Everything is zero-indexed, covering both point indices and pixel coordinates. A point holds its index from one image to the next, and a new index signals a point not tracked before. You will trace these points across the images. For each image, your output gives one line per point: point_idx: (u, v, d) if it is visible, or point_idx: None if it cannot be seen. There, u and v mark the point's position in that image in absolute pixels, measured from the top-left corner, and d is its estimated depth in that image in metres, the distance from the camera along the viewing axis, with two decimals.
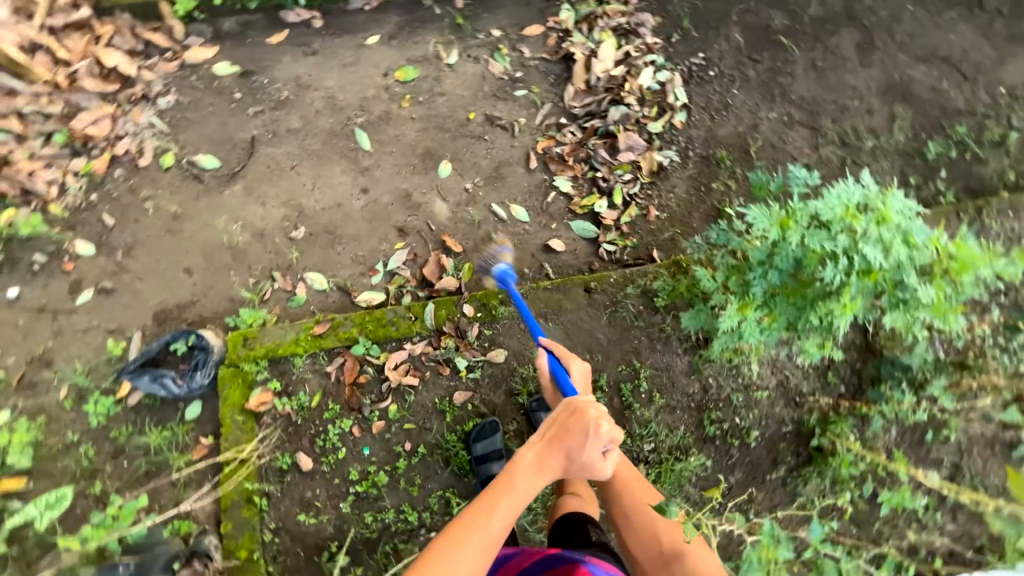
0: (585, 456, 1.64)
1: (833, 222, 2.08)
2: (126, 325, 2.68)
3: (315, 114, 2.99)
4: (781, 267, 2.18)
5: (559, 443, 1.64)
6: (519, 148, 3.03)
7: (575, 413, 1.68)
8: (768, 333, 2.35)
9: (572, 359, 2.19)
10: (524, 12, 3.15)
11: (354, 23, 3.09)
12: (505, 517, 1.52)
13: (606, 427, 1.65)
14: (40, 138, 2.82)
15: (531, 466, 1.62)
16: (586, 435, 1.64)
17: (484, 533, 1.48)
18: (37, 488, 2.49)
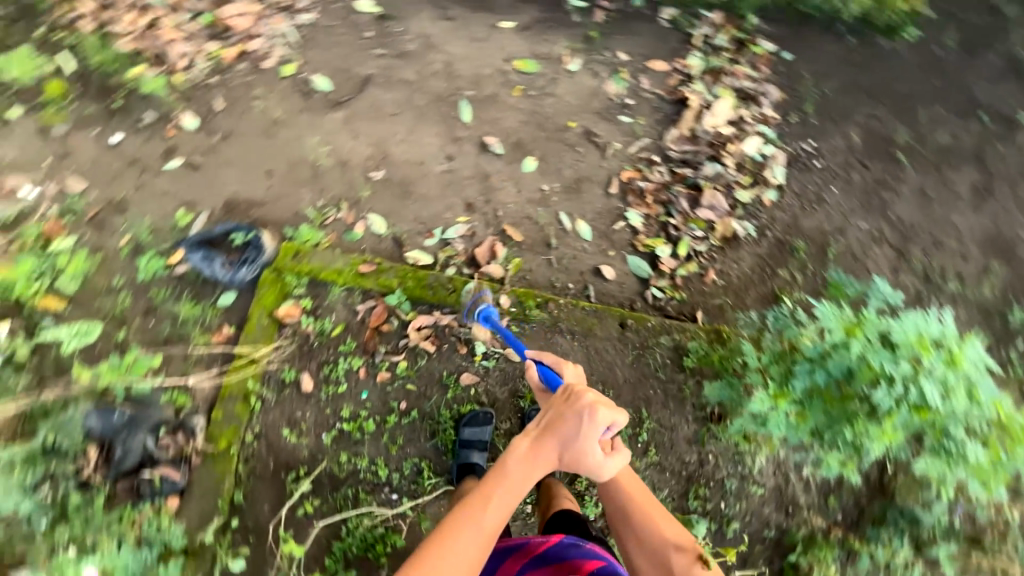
0: (582, 445, 1.53)
1: (901, 346, 2.39)
2: (198, 202, 2.84)
3: (431, 74, 3.11)
4: (831, 370, 2.44)
5: (555, 433, 1.56)
6: (605, 170, 3.06)
7: (572, 401, 1.59)
8: (792, 432, 2.50)
9: (562, 366, 1.90)
10: (655, 46, 3.19)
11: (495, 4, 3.21)
12: (499, 511, 1.50)
13: (604, 415, 1.53)
14: (189, 15, 3.06)
15: (525, 457, 1.56)
16: (582, 423, 1.54)
17: (479, 526, 1.47)
18: (71, 315, 2.62)
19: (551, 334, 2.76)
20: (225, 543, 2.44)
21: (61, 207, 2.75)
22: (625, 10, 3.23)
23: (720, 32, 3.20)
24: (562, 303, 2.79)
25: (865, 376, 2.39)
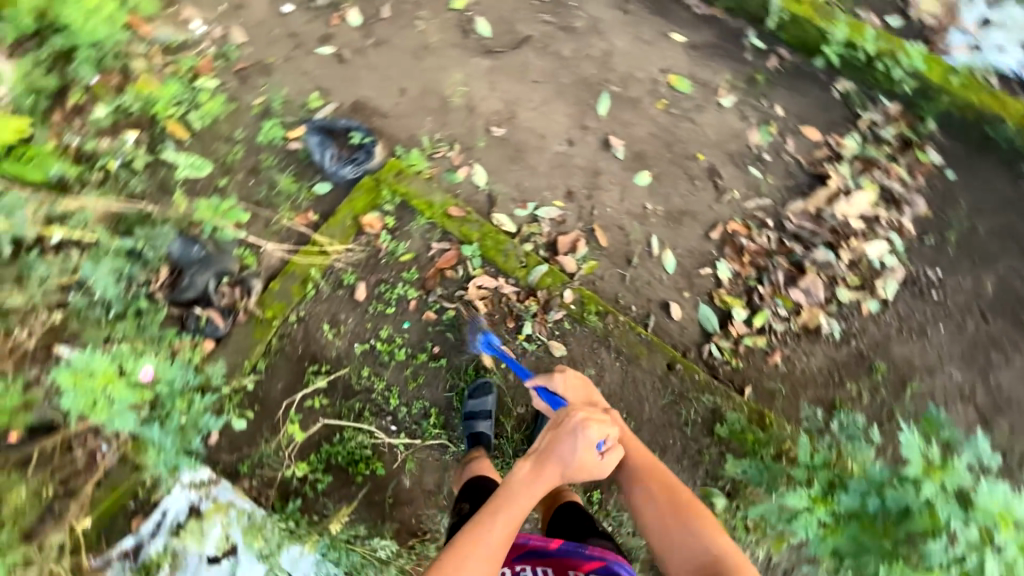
0: (578, 458, 1.74)
1: (978, 510, 2.26)
2: (330, 91, 2.93)
3: (585, 57, 3.08)
4: (887, 499, 2.37)
5: (554, 451, 1.75)
6: (713, 214, 2.95)
7: (563, 423, 1.81)
8: (818, 541, 2.43)
9: (552, 378, 2.16)
10: (816, 114, 3.01)
11: (676, 13, 3.07)
12: (507, 523, 1.61)
13: (593, 429, 1.76)
14: None
15: (526, 477, 1.73)
16: (576, 440, 1.75)
17: (491, 536, 1.58)
18: (189, 147, 2.79)
19: (597, 345, 2.72)
20: (233, 400, 2.56)
21: (217, 51, 2.90)
22: (801, 67, 3.02)
23: (890, 124, 2.96)
24: (620, 320, 2.73)
25: (921, 523, 2.29)
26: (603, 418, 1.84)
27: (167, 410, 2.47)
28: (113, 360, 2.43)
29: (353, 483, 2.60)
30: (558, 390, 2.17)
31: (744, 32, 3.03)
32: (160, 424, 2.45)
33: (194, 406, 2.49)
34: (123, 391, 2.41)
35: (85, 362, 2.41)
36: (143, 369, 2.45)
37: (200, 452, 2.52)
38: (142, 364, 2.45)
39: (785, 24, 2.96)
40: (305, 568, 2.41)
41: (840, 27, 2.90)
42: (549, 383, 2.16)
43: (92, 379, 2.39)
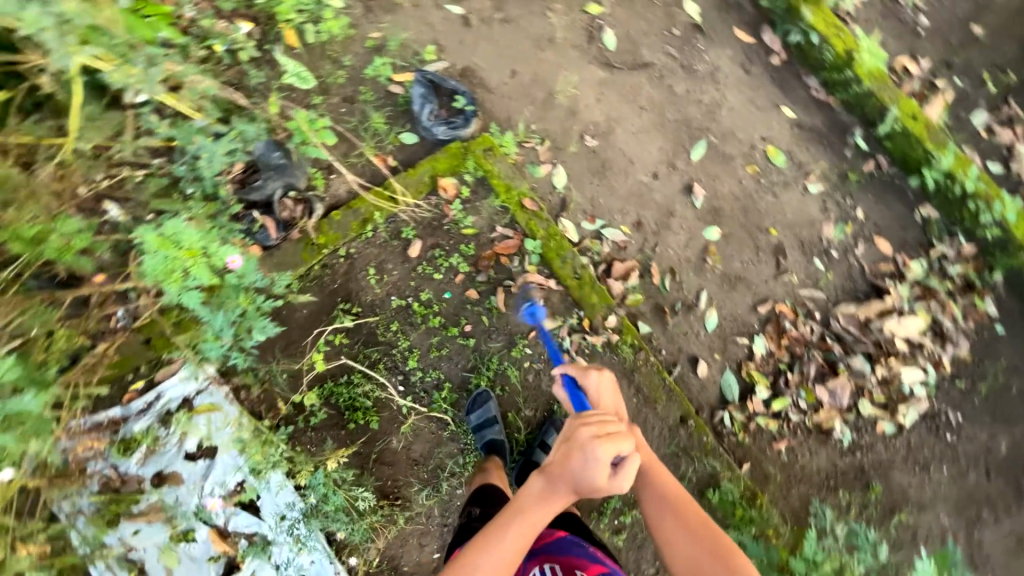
0: (590, 477, 1.65)
1: None
2: (445, 50, 2.91)
3: (696, 101, 3.07)
4: None
5: (565, 467, 1.67)
6: (767, 290, 2.97)
7: (573, 438, 1.68)
8: None
9: (587, 376, 2.00)
10: (892, 230, 3.04)
11: (795, 88, 3.09)
12: (524, 531, 1.69)
13: (604, 449, 1.62)
14: None
15: (540, 492, 1.72)
16: (586, 460, 1.63)
17: (506, 547, 1.66)
18: (293, 56, 2.75)
19: (620, 375, 2.72)
20: (263, 313, 2.48)
21: None
22: (895, 180, 3.05)
23: (959, 262, 2.99)
24: (650, 360, 2.74)
25: None
26: (617, 433, 1.68)
27: (224, 302, 2.41)
28: (203, 238, 2.37)
29: (337, 429, 2.53)
30: (589, 387, 2.01)
31: (851, 129, 3.07)
32: (224, 314, 2.40)
33: (257, 308, 2.46)
34: (202, 271, 2.34)
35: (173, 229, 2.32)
36: (234, 255, 2.42)
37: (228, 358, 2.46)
38: (232, 253, 2.42)
39: (896, 135, 2.96)
40: (287, 496, 2.41)
41: (947, 156, 2.90)
42: (582, 378, 2.01)
43: (177, 249, 2.32)
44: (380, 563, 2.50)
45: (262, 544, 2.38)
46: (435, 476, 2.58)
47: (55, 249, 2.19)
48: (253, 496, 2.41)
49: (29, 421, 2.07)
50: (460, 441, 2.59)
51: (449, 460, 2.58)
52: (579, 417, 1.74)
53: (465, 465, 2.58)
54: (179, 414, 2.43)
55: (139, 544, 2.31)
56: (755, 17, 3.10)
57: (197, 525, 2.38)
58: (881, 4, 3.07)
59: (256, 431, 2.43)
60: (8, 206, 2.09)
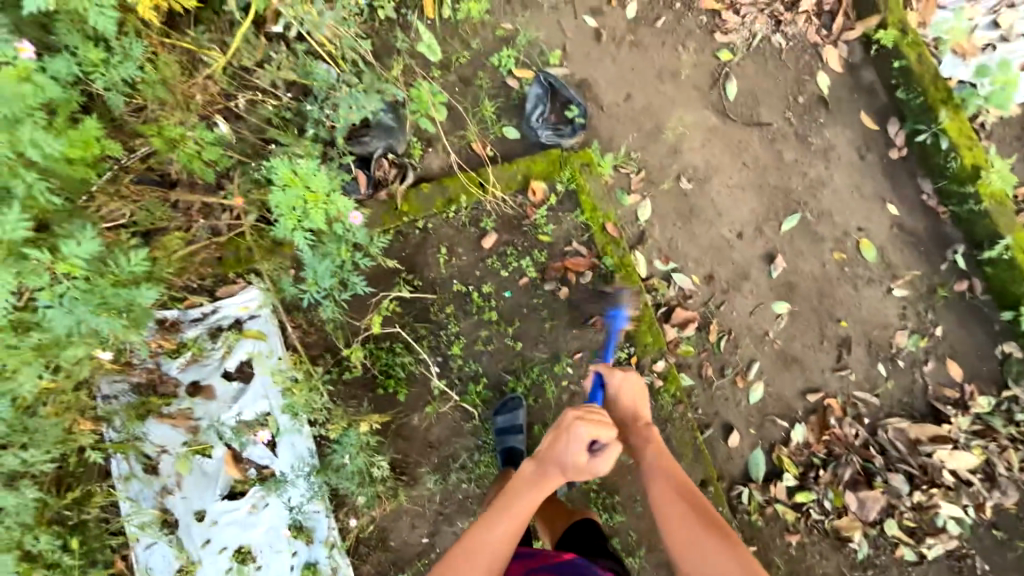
0: (575, 457, 1.75)
1: None
2: (568, 59, 2.92)
3: (801, 173, 2.98)
4: None
5: (554, 450, 1.79)
6: (821, 381, 2.86)
7: (561, 423, 1.82)
8: None
9: (613, 374, 2.13)
10: (967, 357, 2.90)
11: (906, 188, 2.98)
12: (518, 513, 1.70)
13: (587, 426, 1.76)
14: None
15: (531, 475, 1.78)
16: (572, 439, 1.76)
17: (502, 529, 1.67)
18: (424, 25, 2.77)
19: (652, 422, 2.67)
20: (343, 263, 2.45)
21: None
22: (983, 307, 2.92)
23: None
24: (686, 417, 2.68)
25: None
26: (601, 417, 1.82)
27: (327, 250, 2.40)
28: (330, 187, 2.32)
29: (367, 390, 2.56)
30: (613, 385, 2.14)
31: (952, 244, 2.94)
32: (328, 262, 2.40)
33: (351, 265, 2.47)
34: (320, 218, 2.29)
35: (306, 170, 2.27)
36: (355, 212, 2.40)
37: (282, 295, 2.48)
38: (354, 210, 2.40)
39: (1000, 263, 2.82)
40: (301, 451, 2.45)
41: None
42: (608, 376, 2.15)
43: (303, 189, 2.25)
44: (370, 531, 2.52)
45: (271, 478, 2.44)
46: (446, 463, 2.58)
47: (187, 155, 2.23)
48: (275, 429, 2.47)
49: (134, 313, 2.02)
50: (478, 437, 2.59)
51: (464, 454, 2.58)
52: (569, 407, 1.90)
53: (478, 464, 2.58)
54: (228, 334, 2.48)
55: (161, 443, 2.37)
56: (886, 106, 3.00)
57: (215, 442, 2.43)
58: (1020, 127, 2.94)
59: (297, 368, 2.45)
60: (162, 106, 2.17)
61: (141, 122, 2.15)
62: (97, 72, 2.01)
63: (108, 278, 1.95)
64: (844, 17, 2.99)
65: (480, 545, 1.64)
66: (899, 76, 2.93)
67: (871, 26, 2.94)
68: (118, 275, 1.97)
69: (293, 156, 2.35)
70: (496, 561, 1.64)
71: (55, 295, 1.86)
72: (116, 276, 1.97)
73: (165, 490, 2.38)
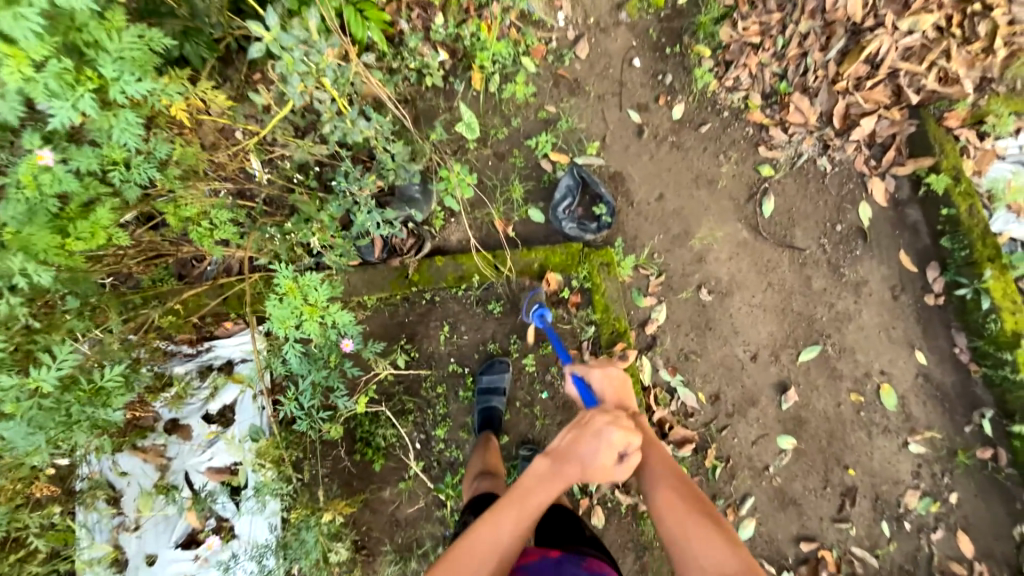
0: (599, 461, 1.55)
1: None
2: (607, 152, 2.90)
3: (828, 304, 2.86)
4: None
5: (574, 451, 1.57)
6: (816, 530, 2.70)
7: (589, 423, 1.61)
8: None
9: (590, 372, 1.87)
10: (980, 532, 2.71)
11: (937, 339, 2.83)
12: (520, 522, 1.50)
13: (617, 433, 1.55)
14: (788, 57, 2.89)
15: (542, 474, 1.58)
16: (599, 443, 1.55)
17: (507, 537, 1.49)
18: (469, 104, 2.84)
19: (630, 547, 2.56)
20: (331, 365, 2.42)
21: (557, 48, 2.93)
22: (1007, 482, 2.72)
23: None
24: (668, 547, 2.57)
25: None
26: (630, 425, 1.61)
27: (317, 358, 2.38)
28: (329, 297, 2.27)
29: (346, 460, 2.50)
30: (595, 384, 1.88)
31: (980, 406, 2.77)
32: (313, 372, 2.36)
33: (339, 370, 2.42)
34: (314, 326, 2.23)
35: (299, 240, 2.40)
36: (349, 336, 2.38)
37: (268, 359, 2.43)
38: (345, 333, 2.36)
39: None
40: (259, 527, 2.38)
41: None
42: (587, 375, 1.88)
43: (302, 300, 2.21)
44: None
45: (230, 535, 2.38)
46: (409, 547, 2.48)
47: (198, 233, 2.20)
48: (241, 482, 2.41)
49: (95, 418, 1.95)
50: (447, 527, 2.49)
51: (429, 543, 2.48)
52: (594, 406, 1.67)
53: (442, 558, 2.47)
54: (217, 375, 2.45)
55: (129, 476, 2.33)
56: (928, 250, 2.87)
57: (182, 485, 2.38)
58: None
59: (264, 456, 2.34)
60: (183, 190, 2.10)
61: (160, 201, 2.10)
62: (115, 169, 1.91)
63: (78, 391, 1.90)
64: (896, 152, 2.89)
65: (476, 553, 1.47)
66: (946, 225, 2.81)
67: (922, 169, 2.86)
68: (97, 387, 1.94)
69: (309, 233, 2.37)
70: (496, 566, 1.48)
71: (18, 411, 1.75)
72: (94, 388, 1.94)
73: (121, 525, 2.32)
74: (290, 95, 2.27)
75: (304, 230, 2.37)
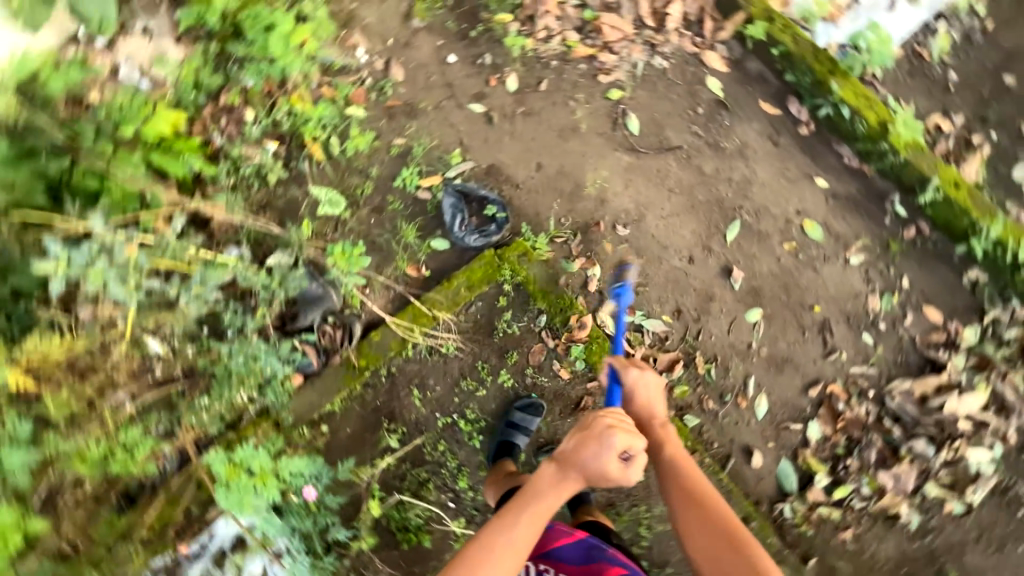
0: (602, 466, 1.65)
1: None
2: (473, 152, 2.90)
3: (726, 178, 3.00)
4: None
5: (576, 455, 1.69)
6: (816, 369, 2.90)
7: (590, 427, 1.72)
8: None
9: (629, 371, 2.04)
10: (939, 297, 2.95)
11: (825, 159, 3.02)
12: (529, 526, 1.63)
13: (619, 437, 1.65)
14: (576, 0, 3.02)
15: (551, 479, 1.71)
16: (601, 447, 1.65)
17: (518, 538, 1.61)
18: (323, 177, 2.77)
19: None
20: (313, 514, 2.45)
21: (374, 83, 2.88)
22: (937, 245, 2.97)
23: (1015, 326, 2.86)
24: (705, 463, 2.77)
25: None
26: (632, 427, 1.72)
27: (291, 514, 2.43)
28: (271, 459, 2.42)
29: (394, 554, 2.50)
30: (627, 382, 2.05)
31: (887, 195, 2.99)
32: (300, 528, 2.42)
33: (324, 509, 2.47)
34: (273, 493, 2.38)
35: (230, 398, 2.44)
36: (307, 488, 2.45)
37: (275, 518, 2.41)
38: (304, 483, 2.45)
39: (937, 202, 2.88)
40: None
41: (994, 225, 2.81)
42: (622, 374, 2.05)
43: (248, 475, 2.37)
44: None
45: None
46: None
47: (119, 462, 2.32)
48: None
49: None
50: None
51: None
52: (598, 410, 1.79)
53: None
54: (234, 556, 2.39)
55: None
56: (780, 89, 3.03)
57: None
58: (909, 67, 3.02)
59: None
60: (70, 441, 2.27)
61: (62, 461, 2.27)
62: None
63: None
64: (712, 22, 3.04)
65: (488, 554, 1.58)
66: (784, 62, 2.98)
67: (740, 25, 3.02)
68: None
69: (230, 392, 2.43)
70: (509, 565, 1.58)
71: None
72: None
73: None
74: (121, 301, 2.37)
75: (224, 390, 2.43)
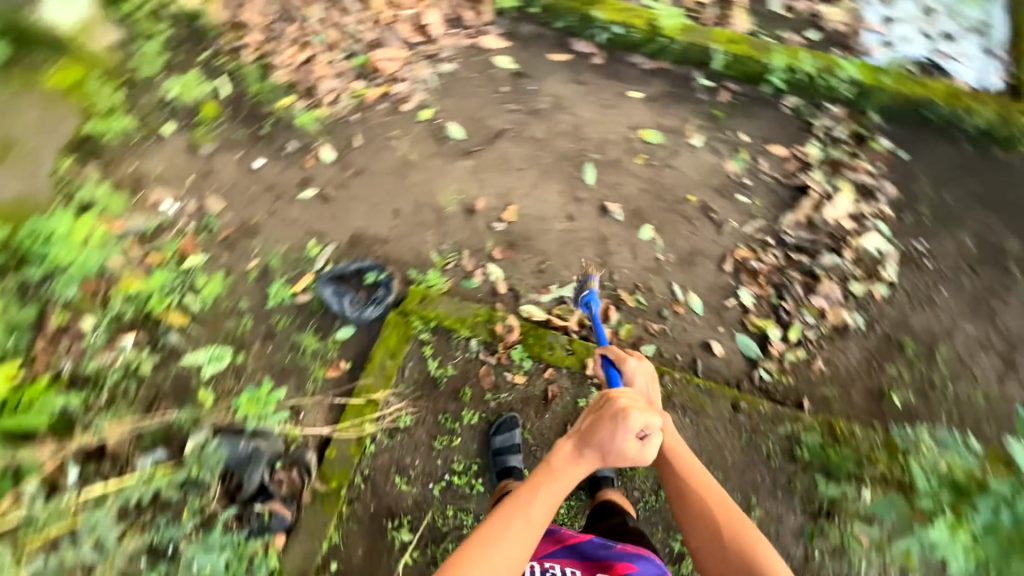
0: (619, 445, 1.66)
1: None
2: (327, 234, 2.85)
3: (558, 133, 3.13)
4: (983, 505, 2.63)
5: (594, 436, 1.69)
6: (719, 246, 3.11)
7: (606, 408, 1.73)
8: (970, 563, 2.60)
9: (625, 360, 2.22)
10: (775, 134, 3.21)
11: (626, 73, 3.22)
12: (546, 503, 1.65)
13: (636, 417, 1.66)
14: (343, 53, 3.04)
15: (567, 455, 1.72)
16: (618, 426, 1.66)
17: (535, 516, 1.63)
18: (199, 338, 2.64)
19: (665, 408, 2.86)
20: None
21: (198, 225, 2.75)
22: (749, 94, 3.23)
23: (840, 125, 3.21)
24: (677, 378, 2.90)
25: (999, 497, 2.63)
26: (648, 409, 1.74)
27: None
28: None
29: None
30: (626, 370, 2.21)
31: (689, 75, 3.23)
32: None
33: None
34: None
35: None
36: None
37: None
38: None
39: (728, 61, 3.16)
40: None
41: (777, 56, 3.13)
42: (621, 363, 2.23)
43: None
44: None
45: None
46: None
47: None
48: None
49: None
50: None
51: None
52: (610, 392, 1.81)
53: None
54: None
55: None
56: (558, 37, 3.21)
57: None
58: None
59: None
60: None
61: None
62: None
63: None
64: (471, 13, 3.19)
65: (506, 527, 1.61)
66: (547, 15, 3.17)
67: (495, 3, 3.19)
68: None
69: None
70: (529, 539, 1.61)
71: None
72: None
73: None
74: None
75: None
